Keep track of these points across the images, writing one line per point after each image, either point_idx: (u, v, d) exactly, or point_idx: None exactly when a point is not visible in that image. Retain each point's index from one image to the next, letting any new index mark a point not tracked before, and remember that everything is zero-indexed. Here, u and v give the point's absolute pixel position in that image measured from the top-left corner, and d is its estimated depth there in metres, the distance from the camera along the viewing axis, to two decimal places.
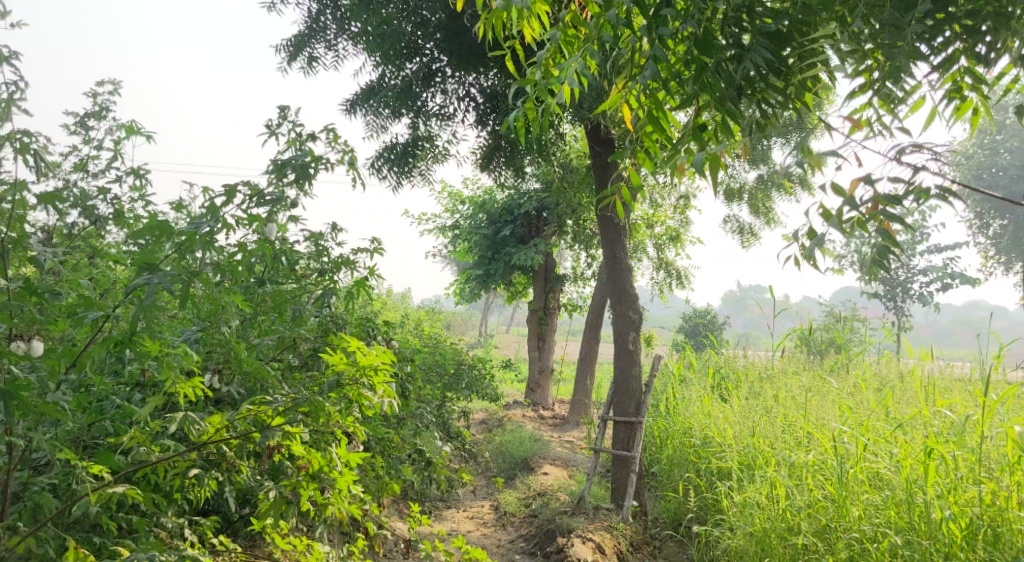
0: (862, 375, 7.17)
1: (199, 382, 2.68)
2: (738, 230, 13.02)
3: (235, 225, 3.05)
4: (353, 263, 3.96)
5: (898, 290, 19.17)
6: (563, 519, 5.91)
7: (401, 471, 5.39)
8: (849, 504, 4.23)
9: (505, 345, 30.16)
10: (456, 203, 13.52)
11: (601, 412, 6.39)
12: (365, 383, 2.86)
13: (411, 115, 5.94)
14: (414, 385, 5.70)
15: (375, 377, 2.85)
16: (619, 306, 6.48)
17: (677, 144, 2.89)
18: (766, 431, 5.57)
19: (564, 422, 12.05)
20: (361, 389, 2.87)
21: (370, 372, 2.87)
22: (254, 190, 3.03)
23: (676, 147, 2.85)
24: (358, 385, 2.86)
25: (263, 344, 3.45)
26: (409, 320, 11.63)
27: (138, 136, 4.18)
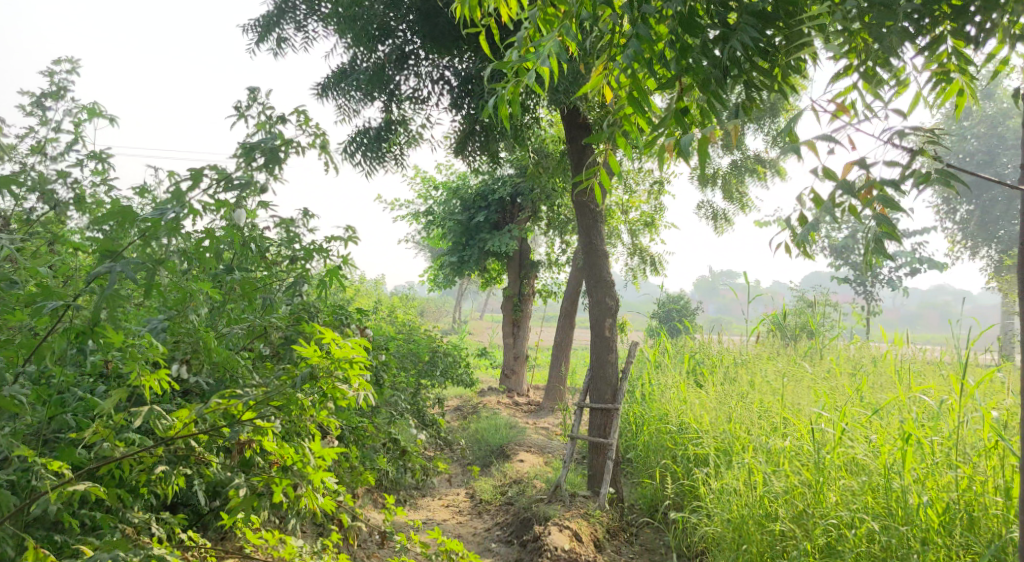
0: (837, 360, 7.23)
1: (165, 375, 2.57)
2: (712, 215, 13.05)
3: (203, 210, 2.93)
4: (326, 251, 3.85)
5: (868, 275, 19.41)
6: (540, 507, 5.88)
7: (376, 461, 5.30)
8: (826, 490, 4.25)
9: (479, 332, 30.08)
10: (430, 189, 13.39)
11: (578, 399, 6.36)
12: (340, 377, 2.76)
13: (384, 99, 5.81)
14: (388, 374, 5.61)
15: (350, 370, 2.76)
16: (595, 293, 6.44)
17: (659, 127, 2.82)
18: (743, 417, 5.58)
19: (539, 409, 12.04)
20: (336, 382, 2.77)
21: (345, 366, 2.77)
22: (222, 174, 2.90)
23: (657, 130, 2.78)
24: (332, 379, 2.76)
25: (233, 334, 3.33)
26: (382, 307, 11.51)
27: (100, 118, 4.03)
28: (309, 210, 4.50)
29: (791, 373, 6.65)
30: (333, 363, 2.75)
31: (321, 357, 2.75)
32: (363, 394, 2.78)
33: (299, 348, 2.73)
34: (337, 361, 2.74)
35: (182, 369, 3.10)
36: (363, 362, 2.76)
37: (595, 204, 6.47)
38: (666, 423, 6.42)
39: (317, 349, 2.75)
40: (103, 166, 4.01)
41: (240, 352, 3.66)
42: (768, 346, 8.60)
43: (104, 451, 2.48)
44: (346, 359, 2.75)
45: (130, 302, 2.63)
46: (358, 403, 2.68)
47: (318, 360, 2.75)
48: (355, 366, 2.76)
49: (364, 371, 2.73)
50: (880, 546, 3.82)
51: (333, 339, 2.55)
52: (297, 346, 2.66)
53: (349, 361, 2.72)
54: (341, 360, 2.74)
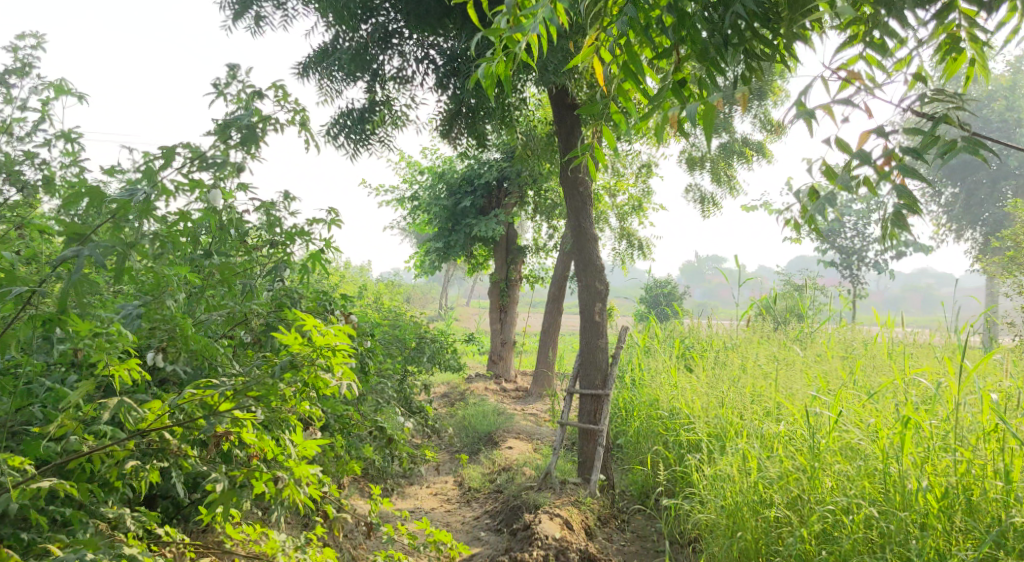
0: (828, 343, 7.19)
1: (137, 364, 2.44)
2: (700, 199, 12.97)
3: (178, 190, 2.80)
4: (309, 236, 3.72)
5: (854, 259, 19.45)
6: (530, 494, 5.81)
7: (363, 450, 5.19)
8: (821, 476, 4.19)
9: (465, 318, 29.94)
10: (415, 173, 13.21)
11: (568, 385, 6.27)
12: (323, 365, 2.67)
13: (367, 79, 5.65)
14: (374, 361, 5.49)
15: (332, 358, 2.66)
16: (585, 277, 6.34)
17: (655, 100, 2.69)
18: (736, 402, 5.50)
19: (527, 395, 11.96)
20: (318, 370, 2.67)
21: (327, 353, 2.68)
22: (196, 152, 2.74)
23: (653, 103, 2.66)
24: (315, 367, 2.66)
25: (211, 321, 3.21)
26: (368, 294, 11.37)
27: (68, 96, 3.86)
28: (290, 193, 4.36)
29: (783, 357, 6.59)
30: (316, 350, 2.65)
31: (303, 345, 2.65)
32: (347, 381, 2.69)
33: (279, 336, 2.63)
34: (319, 349, 2.64)
35: (159, 356, 2.97)
36: (347, 349, 2.66)
37: (585, 187, 6.36)
38: (657, 409, 6.36)
39: (298, 336, 2.66)
40: (74, 147, 3.86)
41: (221, 339, 3.54)
42: (759, 330, 8.55)
43: (77, 444, 2.36)
44: (328, 346, 2.65)
45: (100, 287, 2.51)
46: (342, 391, 2.58)
47: (299, 348, 2.65)
48: (338, 353, 2.65)
49: (349, 358, 2.63)
50: (878, 532, 3.77)
51: (316, 324, 2.46)
52: (278, 332, 2.56)
53: (332, 347, 2.62)
54: (323, 347, 2.65)
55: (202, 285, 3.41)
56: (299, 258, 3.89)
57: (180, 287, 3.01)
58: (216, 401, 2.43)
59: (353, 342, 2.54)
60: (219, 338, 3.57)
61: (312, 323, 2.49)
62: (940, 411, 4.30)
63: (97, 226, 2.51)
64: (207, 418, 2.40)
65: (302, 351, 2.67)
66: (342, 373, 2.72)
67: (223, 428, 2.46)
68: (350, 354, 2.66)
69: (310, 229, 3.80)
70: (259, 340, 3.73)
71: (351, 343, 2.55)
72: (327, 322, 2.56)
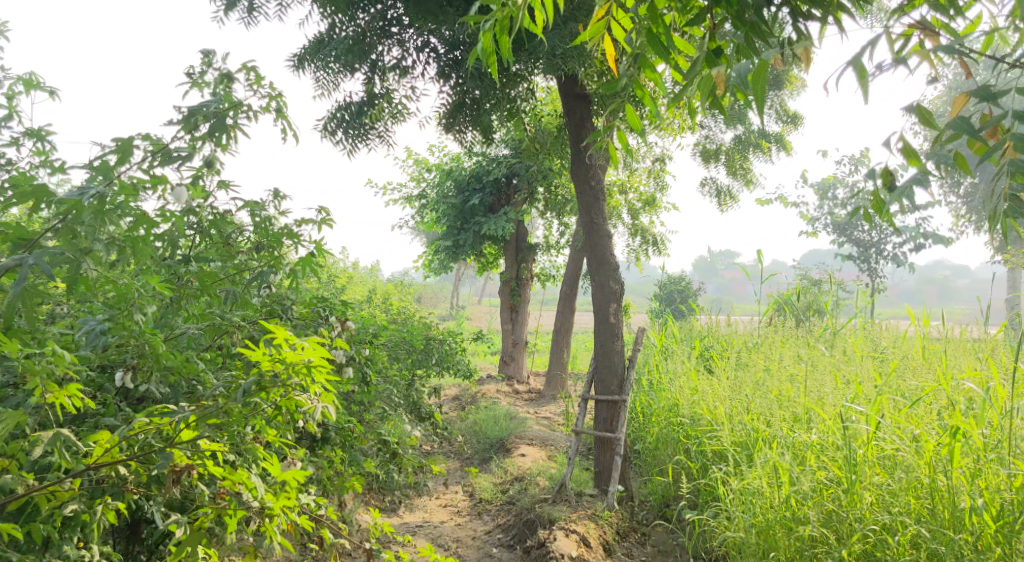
0: (856, 342, 6.84)
1: (79, 391, 2.15)
2: (716, 193, 12.60)
3: (140, 187, 2.53)
4: (298, 237, 3.43)
5: (872, 252, 18.99)
6: (545, 507, 5.50)
7: (366, 464, 4.90)
8: (860, 490, 3.85)
9: (476, 317, 29.64)
10: (423, 171, 12.91)
11: (582, 390, 5.95)
12: (296, 385, 2.44)
13: (366, 70, 5.34)
14: (377, 368, 5.19)
15: (306, 377, 2.42)
16: (599, 276, 6.00)
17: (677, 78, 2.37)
18: (763, 408, 5.15)
19: (540, 397, 11.63)
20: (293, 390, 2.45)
21: (300, 372, 2.45)
22: (158, 145, 2.46)
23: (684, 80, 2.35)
24: (288, 387, 2.43)
25: (188, 332, 2.93)
26: (376, 295, 11.06)
27: (36, 89, 3.56)
28: (281, 191, 4.07)
29: (810, 359, 6.23)
30: (289, 369, 2.42)
31: (273, 363, 2.42)
32: (326, 401, 2.46)
33: (246, 354, 2.41)
34: (291, 367, 2.41)
35: (128, 374, 2.69)
36: (323, 367, 2.43)
37: (597, 181, 6.02)
38: (678, 415, 6.03)
39: (267, 353, 2.43)
40: (44, 146, 3.59)
41: (202, 352, 3.25)
42: (780, 329, 8.19)
43: (18, 481, 2.09)
44: (302, 364, 2.42)
45: (51, 298, 2.24)
46: (320, 411, 2.35)
47: (269, 367, 2.42)
48: (318, 371, 2.41)
49: (328, 376, 2.41)
50: (926, 554, 3.43)
51: (286, 338, 2.24)
52: (242, 348, 2.34)
53: (306, 365, 2.39)
54: (296, 365, 2.41)
55: (179, 292, 3.13)
56: (289, 262, 3.59)
57: (151, 298, 2.73)
58: (177, 426, 2.20)
59: (333, 357, 2.33)
60: (201, 351, 3.28)
61: (280, 337, 2.27)
62: (989, 420, 3.94)
63: (46, 231, 2.23)
64: (161, 451, 2.13)
65: (272, 369, 2.44)
66: (321, 393, 2.49)
67: (182, 464, 2.19)
68: (329, 372, 2.44)
69: (301, 230, 3.51)
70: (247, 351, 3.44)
71: (327, 358, 2.34)
72: (298, 337, 2.34)
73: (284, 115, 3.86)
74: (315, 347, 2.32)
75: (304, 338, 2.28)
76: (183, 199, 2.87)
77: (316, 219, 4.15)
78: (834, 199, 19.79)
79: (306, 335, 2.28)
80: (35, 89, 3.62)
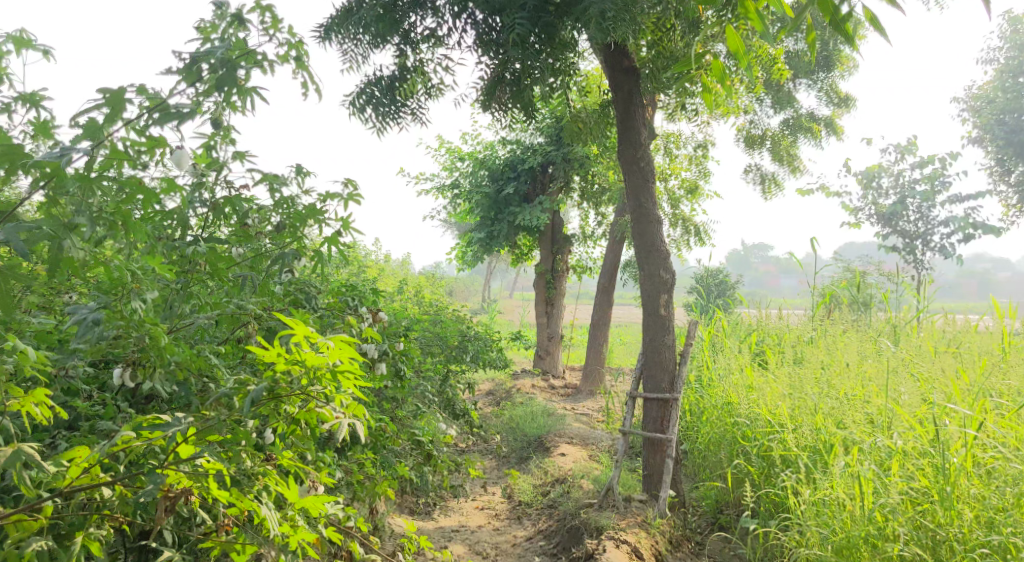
0: (927, 337, 6.35)
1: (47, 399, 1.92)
2: (760, 179, 12.06)
3: (133, 150, 2.25)
4: (322, 215, 3.07)
5: (918, 243, 18.25)
6: (590, 514, 5.13)
7: (398, 467, 4.54)
8: (958, 505, 3.41)
9: (508, 311, 29.25)
10: (455, 160, 12.54)
11: (630, 388, 5.54)
12: (317, 394, 2.17)
13: (398, 42, 4.97)
14: (410, 363, 4.83)
15: (331, 384, 2.15)
16: (648, 264, 5.57)
17: None
18: (833, 408, 4.69)
19: (576, 393, 11.22)
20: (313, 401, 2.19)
21: (322, 378, 2.18)
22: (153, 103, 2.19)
23: None
24: (308, 396, 2.16)
25: (197, 322, 2.59)
26: (408, 288, 10.71)
27: (31, 50, 3.24)
28: (303, 167, 3.73)
29: (878, 355, 5.77)
30: (309, 374, 2.15)
31: (289, 366, 2.15)
32: (353, 414, 2.19)
33: (259, 355, 2.14)
34: (312, 372, 2.15)
35: (127, 371, 2.37)
36: (350, 373, 2.16)
37: (646, 162, 5.59)
38: (735, 415, 5.60)
39: (283, 354, 2.16)
40: (43, 115, 3.28)
41: (217, 345, 2.91)
42: (835, 322, 7.69)
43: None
44: (325, 369, 2.15)
45: (27, 278, 1.95)
46: (348, 424, 2.09)
47: (284, 370, 2.15)
48: (346, 379, 2.15)
49: (358, 384, 2.16)
50: None
51: (312, 336, 1.99)
52: (256, 347, 2.09)
53: (331, 369, 2.12)
54: (318, 370, 2.15)
55: (188, 276, 2.79)
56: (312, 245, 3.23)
57: (151, 282, 2.44)
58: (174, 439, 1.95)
59: (366, 361, 2.08)
60: (217, 345, 2.94)
61: (304, 333, 2.02)
62: None
63: (18, 200, 1.94)
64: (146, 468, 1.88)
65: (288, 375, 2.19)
66: (347, 405, 2.23)
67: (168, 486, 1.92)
68: (358, 381, 2.18)
69: (324, 207, 3.15)
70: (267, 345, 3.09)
71: (358, 362, 2.09)
72: (321, 337, 2.09)
73: (307, 74, 3.49)
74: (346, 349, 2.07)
75: (331, 339, 2.04)
76: (183, 163, 2.63)
77: (341, 197, 3.78)
78: (879, 188, 19.05)
79: (335, 335, 2.04)
80: (30, 50, 3.30)
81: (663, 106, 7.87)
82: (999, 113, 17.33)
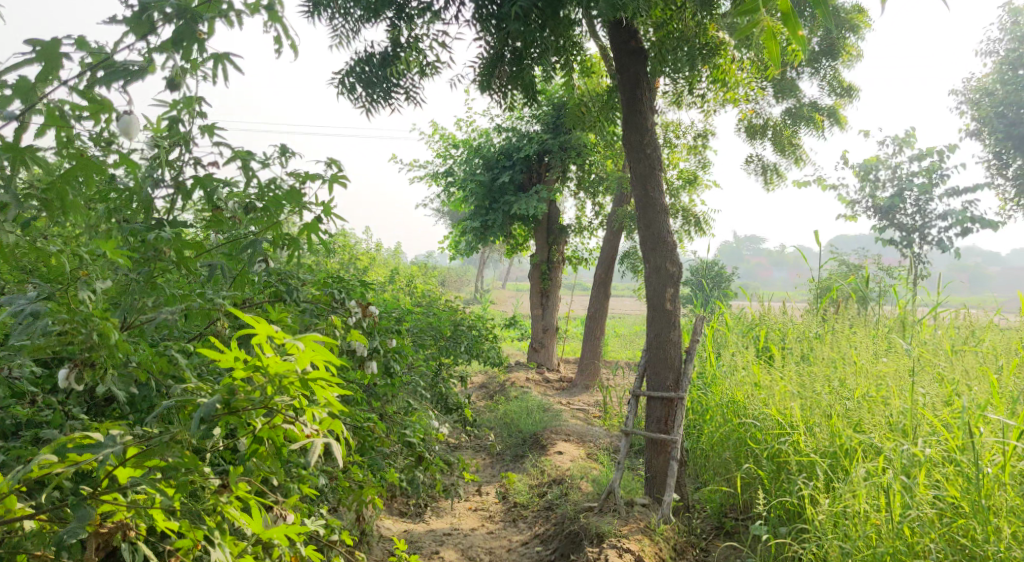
0: (941, 334, 6.10)
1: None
2: (761, 170, 11.78)
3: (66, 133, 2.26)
4: (302, 198, 2.75)
5: (915, 237, 18.03)
6: (590, 519, 4.87)
7: (388, 471, 4.27)
8: (995, 520, 3.20)
9: (499, 301, 28.96)
10: (449, 147, 12.22)
11: (633, 387, 5.28)
12: (284, 406, 1.97)
13: (391, 15, 4.65)
14: (400, 359, 4.54)
15: (300, 393, 1.95)
16: (654, 257, 5.29)
17: None
18: (849, 411, 4.46)
19: (571, 386, 10.96)
20: (281, 413, 1.98)
21: (290, 389, 1.98)
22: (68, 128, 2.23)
23: None
24: (274, 408, 1.96)
25: (159, 317, 2.30)
26: (400, 277, 10.40)
27: None
28: (286, 148, 3.42)
29: (891, 353, 5.52)
30: (273, 383, 1.96)
31: (251, 374, 1.96)
32: (328, 429, 1.99)
33: (216, 363, 1.96)
34: (278, 380, 1.95)
35: (73, 373, 2.03)
36: (323, 382, 1.94)
37: (652, 149, 5.30)
38: (741, 415, 5.35)
39: (245, 360, 1.98)
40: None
41: (185, 340, 2.63)
42: (841, 316, 7.44)
43: None
44: (293, 377, 1.95)
45: None
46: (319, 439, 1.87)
47: (245, 379, 1.97)
48: (321, 386, 1.94)
49: (332, 393, 1.94)
50: None
51: (275, 333, 1.79)
52: (215, 352, 1.90)
53: (300, 377, 1.92)
54: (284, 378, 1.95)
55: (152, 266, 2.45)
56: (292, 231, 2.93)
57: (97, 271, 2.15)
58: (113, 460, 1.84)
59: (340, 366, 1.87)
60: (185, 341, 2.63)
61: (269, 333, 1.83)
62: None
63: None
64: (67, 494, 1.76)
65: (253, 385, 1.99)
66: (319, 420, 2.03)
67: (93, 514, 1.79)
68: (333, 392, 1.97)
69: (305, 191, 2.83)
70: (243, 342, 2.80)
71: (331, 366, 1.88)
72: (287, 338, 1.88)
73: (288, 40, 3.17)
74: (319, 352, 1.86)
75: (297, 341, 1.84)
76: (130, 133, 2.58)
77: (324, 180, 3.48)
78: (876, 181, 18.81)
79: (304, 337, 1.84)
80: None
81: (665, 91, 7.57)
82: (999, 105, 17.08)
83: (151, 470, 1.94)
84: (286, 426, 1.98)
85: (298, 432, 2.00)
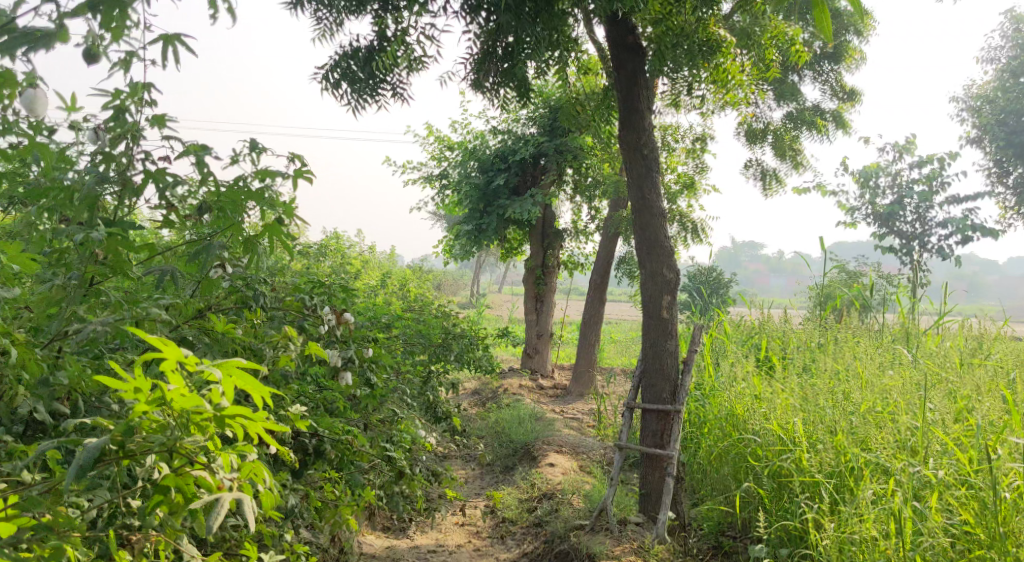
0: (948, 345, 5.88)
1: None
2: (760, 175, 11.58)
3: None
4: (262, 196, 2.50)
5: (915, 244, 17.83)
6: (582, 537, 4.66)
7: (365, 488, 4.04)
8: (1015, 550, 3.00)
9: (495, 305, 28.74)
10: (444, 149, 12.01)
11: (627, 399, 5.06)
12: (196, 446, 1.85)
13: (377, 7, 4.42)
14: (381, 370, 4.32)
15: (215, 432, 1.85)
16: (650, 262, 5.07)
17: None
18: (854, 426, 4.25)
19: (565, 394, 10.74)
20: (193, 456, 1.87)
21: (203, 426, 1.86)
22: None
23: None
24: (185, 449, 1.83)
25: (87, 327, 2.10)
26: (391, 280, 10.16)
27: None
28: (255, 143, 3.18)
29: (898, 365, 5.32)
30: (186, 419, 1.84)
31: (155, 407, 1.82)
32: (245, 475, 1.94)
33: (115, 392, 1.79)
34: (191, 417, 1.84)
35: None
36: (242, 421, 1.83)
37: (649, 149, 5.10)
38: (740, 428, 5.13)
39: (149, 391, 1.82)
40: None
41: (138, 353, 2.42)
42: (841, 325, 7.23)
43: None
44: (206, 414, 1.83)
45: None
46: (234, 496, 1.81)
47: (150, 410, 1.82)
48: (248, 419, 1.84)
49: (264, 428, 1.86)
50: None
51: (189, 363, 1.68)
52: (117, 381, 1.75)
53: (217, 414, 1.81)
54: (198, 416, 1.84)
55: (85, 271, 2.24)
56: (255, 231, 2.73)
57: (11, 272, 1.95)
58: None
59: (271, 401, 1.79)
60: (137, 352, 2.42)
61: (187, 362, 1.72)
62: None
63: None
64: None
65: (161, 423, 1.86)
66: (234, 464, 1.96)
67: None
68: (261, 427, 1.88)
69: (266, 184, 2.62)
70: (198, 354, 2.57)
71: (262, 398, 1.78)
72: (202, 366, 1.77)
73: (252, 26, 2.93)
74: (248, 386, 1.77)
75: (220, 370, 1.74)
76: (35, 107, 2.55)
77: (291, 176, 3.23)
78: (876, 188, 18.64)
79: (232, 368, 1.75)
80: None
81: (665, 93, 7.34)
82: (1000, 113, 16.88)
83: (24, 528, 1.81)
84: (199, 473, 1.90)
85: (212, 481, 1.91)
